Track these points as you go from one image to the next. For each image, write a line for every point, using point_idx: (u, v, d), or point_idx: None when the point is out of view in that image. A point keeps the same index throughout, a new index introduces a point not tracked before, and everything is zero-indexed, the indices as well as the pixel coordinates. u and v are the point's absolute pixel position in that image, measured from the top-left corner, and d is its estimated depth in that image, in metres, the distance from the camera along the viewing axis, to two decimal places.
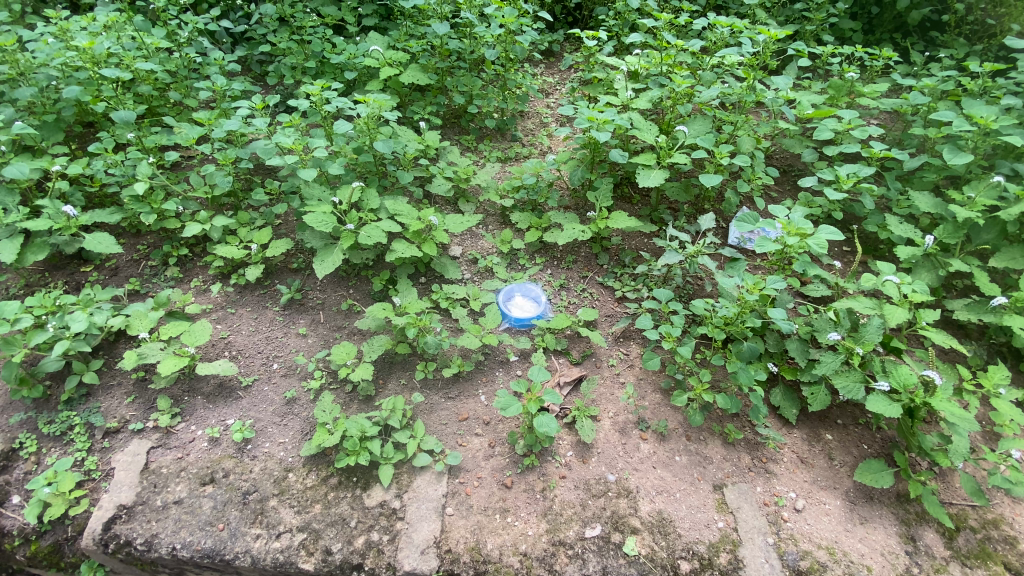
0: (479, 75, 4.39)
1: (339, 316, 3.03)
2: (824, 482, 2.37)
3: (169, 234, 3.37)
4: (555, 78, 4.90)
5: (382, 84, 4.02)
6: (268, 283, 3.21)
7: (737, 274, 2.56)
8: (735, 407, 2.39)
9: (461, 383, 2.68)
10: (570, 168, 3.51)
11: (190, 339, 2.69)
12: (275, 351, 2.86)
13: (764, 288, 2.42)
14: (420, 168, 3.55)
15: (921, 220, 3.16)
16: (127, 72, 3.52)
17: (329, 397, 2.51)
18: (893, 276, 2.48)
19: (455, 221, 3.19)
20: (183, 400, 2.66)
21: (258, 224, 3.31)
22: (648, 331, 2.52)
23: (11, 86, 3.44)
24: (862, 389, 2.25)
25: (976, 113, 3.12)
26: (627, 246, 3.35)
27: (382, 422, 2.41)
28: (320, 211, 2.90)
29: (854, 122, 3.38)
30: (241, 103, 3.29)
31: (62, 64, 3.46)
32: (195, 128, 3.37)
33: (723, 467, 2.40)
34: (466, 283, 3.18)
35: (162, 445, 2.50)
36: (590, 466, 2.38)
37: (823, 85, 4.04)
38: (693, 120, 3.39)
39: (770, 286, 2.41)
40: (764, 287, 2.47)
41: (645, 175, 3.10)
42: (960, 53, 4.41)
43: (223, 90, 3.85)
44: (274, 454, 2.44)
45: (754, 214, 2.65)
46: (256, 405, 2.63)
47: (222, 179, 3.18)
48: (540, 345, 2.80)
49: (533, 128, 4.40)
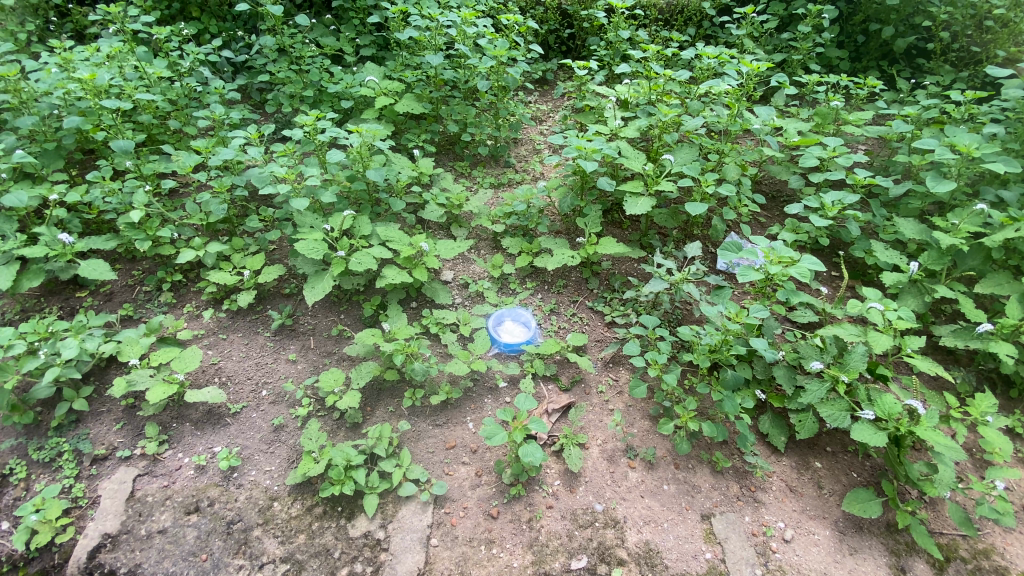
0: (473, 104, 4.49)
1: (329, 342, 3.05)
2: (814, 511, 2.35)
3: (164, 260, 3.41)
4: (548, 105, 5.01)
5: (377, 113, 4.11)
6: (260, 308, 3.24)
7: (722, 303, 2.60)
8: (722, 435, 2.38)
9: (449, 410, 2.69)
10: (560, 194, 3.56)
11: (180, 365, 2.70)
12: (265, 377, 2.89)
13: (747, 316, 2.46)
14: (413, 194, 3.62)
15: (907, 246, 3.20)
16: (127, 102, 3.61)
17: (316, 424, 2.52)
18: (877, 303, 2.51)
19: (446, 247, 3.23)
20: (171, 426, 2.65)
21: (252, 250, 3.36)
22: (635, 358, 2.53)
23: (13, 115, 3.52)
24: (847, 417, 2.25)
25: (958, 142, 3.17)
26: (616, 271, 3.38)
27: (368, 450, 2.40)
28: (312, 239, 2.93)
29: (838, 150, 3.44)
30: (237, 133, 3.37)
31: (63, 94, 3.55)
32: (192, 156, 3.44)
33: (711, 495, 2.39)
34: (457, 308, 3.20)
35: (149, 473, 2.48)
36: (578, 495, 2.37)
37: (809, 112, 4.12)
38: (680, 148, 3.45)
39: (753, 314, 2.46)
40: (747, 316, 2.52)
41: (632, 202, 3.15)
42: (945, 81, 4.50)
43: (222, 119, 3.94)
44: (260, 483, 2.42)
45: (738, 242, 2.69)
46: (244, 432, 2.63)
47: (218, 207, 3.24)
48: (529, 371, 2.81)
49: (526, 155, 4.49)
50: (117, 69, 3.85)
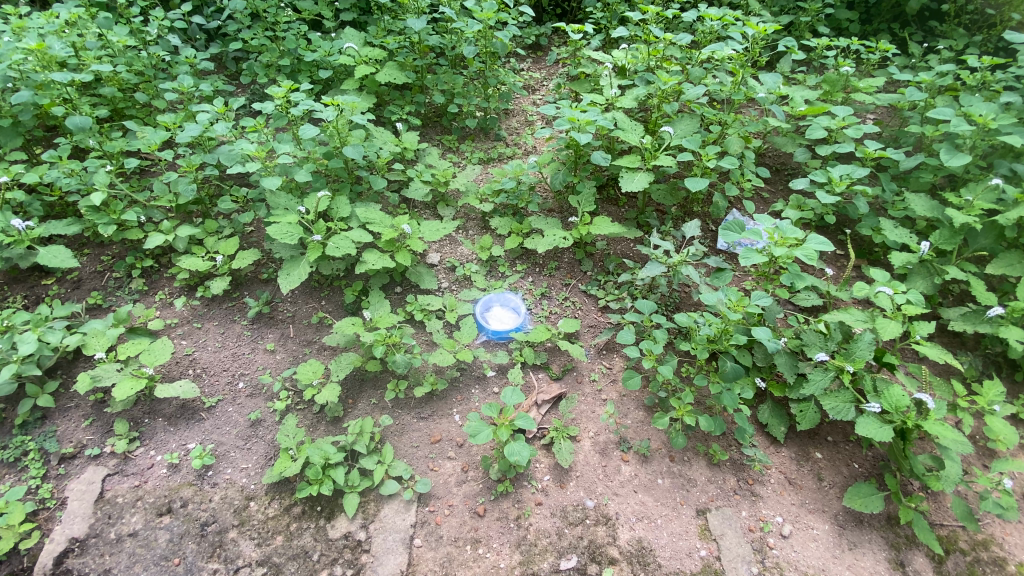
0: (460, 73, 4.23)
1: (309, 330, 2.91)
2: (813, 505, 2.26)
3: (134, 244, 3.24)
4: (541, 73, 4.74)
5: (357, 83, 3.86)
6: (236, 295, 3.09)
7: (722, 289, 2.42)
8: (719, 430, 2.24)
9: (434, 402, 2.57)
10: (552, 170, 3.35)
11: (149, 358, 2.57)
12: (241, 368, 2.76)
13: (749, 304, 2.29)
14: (396, 171, 3.41)
15: (917, 223, 3.04)
16: (85, 74, 3.36)
17: (293, 419, 2.40)
18: (886, 287, 2.35)
19: (430, 228, 3.05)
20: (143, 423, 2.53)
21: (225, 233, 3.18)
22: (629, 348, 2.38)
23: None
24: (852, 410, 2.12)
25: (974, 111, 2.97)
26: (611, 251, 3.22)
27: (348, 447, 2.29)
28: (285, 222, 2.74)
29: (847, 120, 3.23)
30: (204, 106, 3.14)
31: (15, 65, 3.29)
32: (158, 132, 3.22)
33: (707, 489, 2.29)
34: (443, 293, 3.05)
35: (119, 472, 2.38)
36: (568, 491, 2.27)
37: (816, 79, 3.87)
38: (679, 119, 3.23)
39: (755, 302, 2.29)
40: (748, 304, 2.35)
41: (629, 179, 2.97)
42: (959, 45, 4.25)
43: (190, 91, 3.69)
44: (236, 481, 2.32)
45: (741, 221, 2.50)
46: (219, 428, 2.52)
47: (186, 188, 3.05)
48: (518, 360, 2.68)
49: (517, 127, 4.26)
50: (75, 37, 3.57)
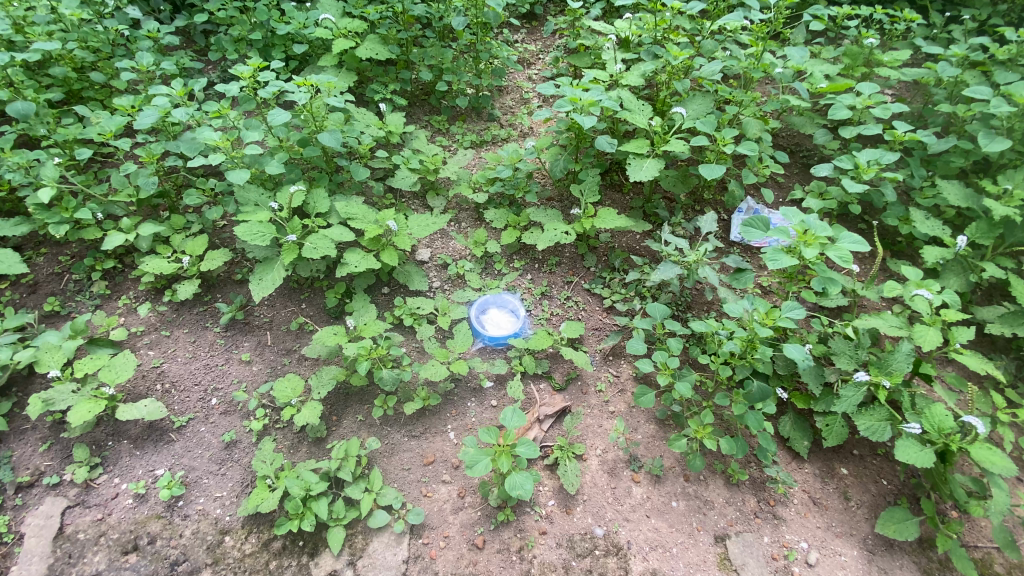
0: (449, 46, 3.88)
1: (288, 337, 2.67)
2: (840, 528, 2.08)
3: (94, 243, 2.94)
4: (537, 45, 4.38)
5: (335, 59, 3.51)
6: (208, 298, 2.82)
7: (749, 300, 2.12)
8: (740, 451, 2.04)
9: (426, 418, 2.35)
10: (552, 156, 3.06)
11: (110, 376, 2.32)
12: (215, 382, 2.53)
13: (780, 318, 1.99)
14: (380, 158, 3.11)
15: (946, 212, 2.81)
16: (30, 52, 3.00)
17: (270, 443, 2.18)
18: (924, 290, 2.12)
19: (418, 223, 2.78)
20: (106, 446, 2.31)
21: (194, 230, 2.89)
22: (642, 362, 2.12)
23: None
24: (888, 430, 1.92)
25: (1014, 90, 2.71)
26: (617, 245, 2.96)
27: (332, 474, 2.08)
28: (255, 220, 2.46)
29: (873, 98, 2.95)
30: (163, 89, 2.80)
31: None
32: (113, 118, 2.89)
33: (725, 512, 2.11)
34: (435, 294, 2.80)
35: (81, 504, 2.16)
36: (574, 517, 2.08)
37: (836, 52, 3.57)
38: (691, 99, 2.95)
39: (787, 316, 1.99)
40: (779, 317, 2.06)
41: (637, 167, 2.70)
42: (986, 13, 3.94)
43: (149, 70, 3.33)
44: (209, 512, 2.11)
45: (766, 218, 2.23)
46: (190, 450, 2.29)
47: (147, 181, 2.75)
48: (518, 369, 2.46)
49: (512, 105, 3.93)
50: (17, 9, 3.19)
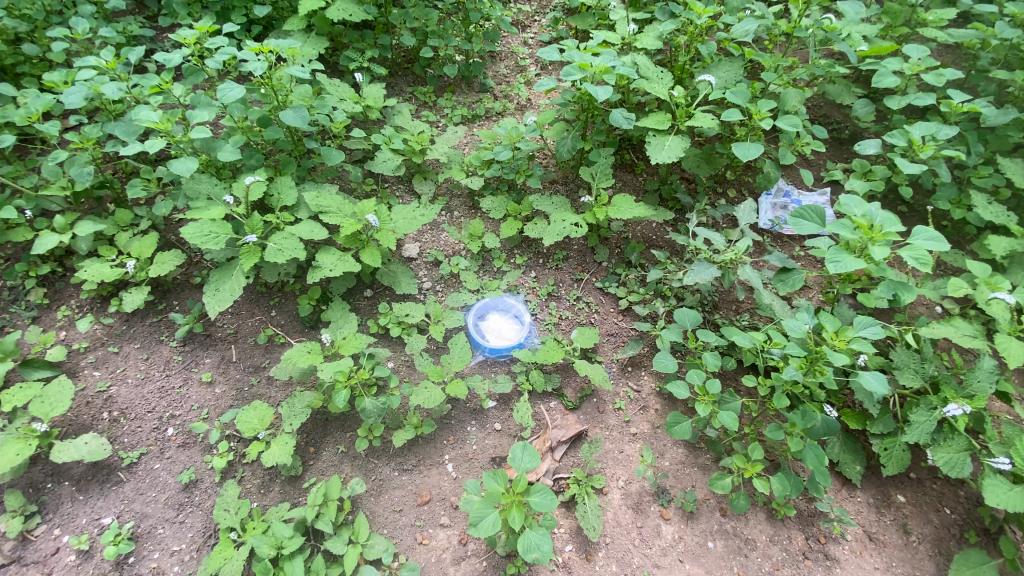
0: (434, 6, 3.40)
1: (257, 352, 2.31)
2: (901, 568, 1.82)
3: (28, 244, 2.53)
4: (533, 4, 3.89)
5: (303, 22, 3.03)
6: (162, 307, 2.44)
7: (810, 317, 1.73)
8: (790, 492, 1.66)
9: (419, 448, 2.02)
10: (556, 133, 2.66)
11: (42, 410, 1.96)
12: (172, 409, 2.17)
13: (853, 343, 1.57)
14: (358, 139, 2.70)
15: (1003, 194, 2.48)
16: None
17: (235, 487, 1.85)
18: (1004, 294, 1.81)
19: (404, 215, 2.38)
20: (43, 490, 1.96)
21: (142, 227, 2.48)
22: (677, 389, 1.73)
23: None
24: (969, 464, 1.64)
25: None
26: (631, 236, 2.61)
27: (308, 524, 1.75)
28: (208, 219, 2.07)
29: (923, 63, 2.58)
30: (93, 59, 2.34)
31: None
32: (37, 95, 2.43)
33: (770, 554, 1.82)
34: (426, 297, 2.44)
35: (14, 562, 1.83)
36: (596, 566, 1.78)
37: (873, 8, 3.15)
38: (717, 65, 2.55)
39: (862, 339, 1.56)
40: (851, 338, 1.65)
41: (658, 147, 2.32)
42: None
43: (84, 37, 2.85)
44: (166, 570, 1.81)
45: (822, 211, 1.87)
46: (143, 494, 1.97)
47: (80, 171, 2.32)
48: (524, 387, 2.13)
49: (507, 74, 3.48)
50: None
